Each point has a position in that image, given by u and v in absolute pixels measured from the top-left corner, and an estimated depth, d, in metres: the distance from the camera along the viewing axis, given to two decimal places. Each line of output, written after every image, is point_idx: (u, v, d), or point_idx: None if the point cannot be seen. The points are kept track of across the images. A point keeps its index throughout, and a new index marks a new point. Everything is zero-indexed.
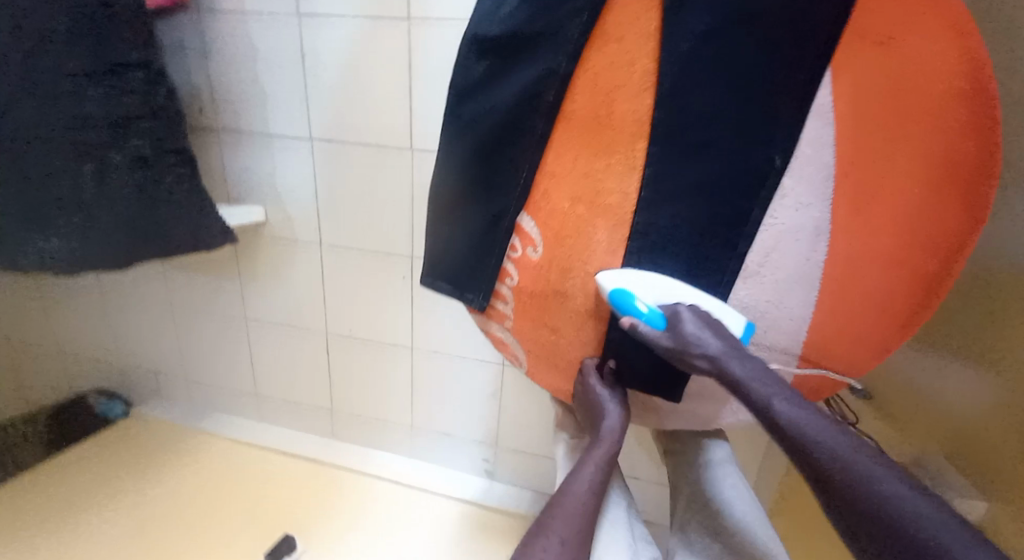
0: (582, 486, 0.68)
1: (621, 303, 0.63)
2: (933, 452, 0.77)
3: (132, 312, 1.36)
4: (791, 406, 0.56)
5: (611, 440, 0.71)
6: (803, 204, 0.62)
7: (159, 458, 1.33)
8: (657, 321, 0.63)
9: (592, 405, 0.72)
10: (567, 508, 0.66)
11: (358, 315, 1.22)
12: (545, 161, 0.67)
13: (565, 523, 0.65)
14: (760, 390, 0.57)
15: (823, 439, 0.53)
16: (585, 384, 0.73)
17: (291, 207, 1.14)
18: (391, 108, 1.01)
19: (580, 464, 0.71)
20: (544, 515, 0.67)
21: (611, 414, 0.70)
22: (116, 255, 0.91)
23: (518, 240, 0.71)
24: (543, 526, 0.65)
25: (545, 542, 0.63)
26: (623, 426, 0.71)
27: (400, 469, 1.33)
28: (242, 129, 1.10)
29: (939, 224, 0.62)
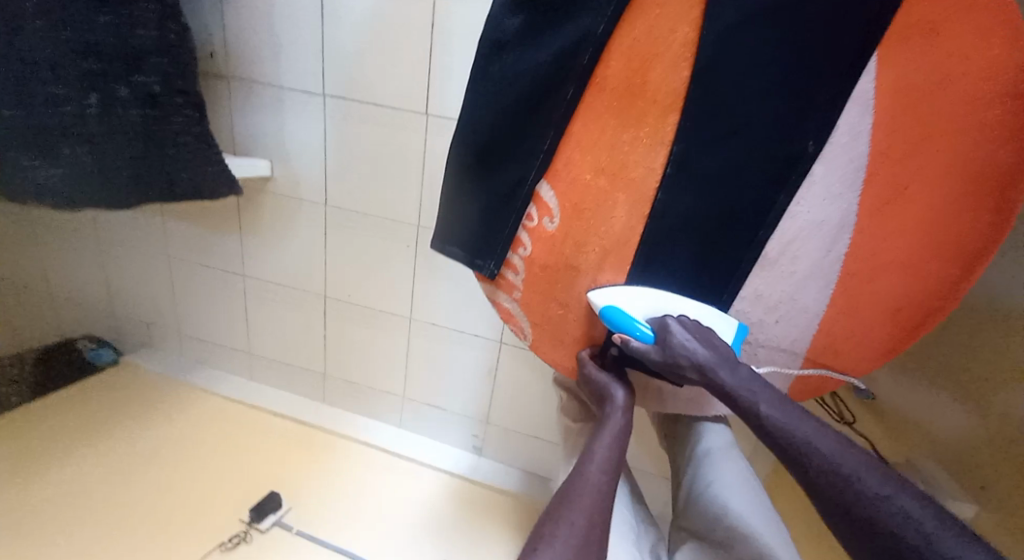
0: (596, 467, 0.64)
1: (609, 318, 0.66)
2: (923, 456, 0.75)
3: (127, 260, 1.33)
4: (782, 411, 0.55)
5: (622, 416, 0.68)
6: (831, 194, 0.61)
7: (148, 409, 1.31)
8: (645, 336, 0.65)
9: (598, 386, 0.70)
10: (582, 493, 0.62)
11: (359, 280, 1.20)
12: (570, 129, 0.64)
13: (580, 508, 0.61)
14: (749, 395, 0.57)
15: (814, 441, 0.52)
16: (586, 371, 0.72)
17: (298, 164, 1.12)
18: (410, 69, 0.98)
19: (590, 445, 0.67)
20: (557, 502, 0.63)
21: (615, 391, 0.69)
22: (117, 193, 0.89)
23: (534, 209, 0.68)
24: (556, 513, 0.61)
25: (559, 531, 0.59)
26: (629, 403, 0.69)
27: (388, 438, 1.32)
28: (253, 78, 1.06)
29: (965, 229, 0.59)
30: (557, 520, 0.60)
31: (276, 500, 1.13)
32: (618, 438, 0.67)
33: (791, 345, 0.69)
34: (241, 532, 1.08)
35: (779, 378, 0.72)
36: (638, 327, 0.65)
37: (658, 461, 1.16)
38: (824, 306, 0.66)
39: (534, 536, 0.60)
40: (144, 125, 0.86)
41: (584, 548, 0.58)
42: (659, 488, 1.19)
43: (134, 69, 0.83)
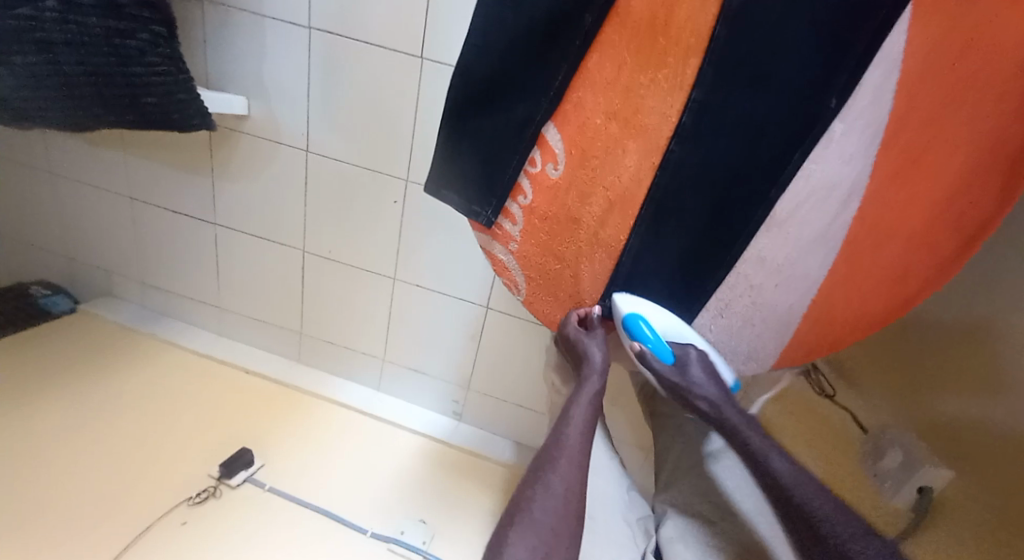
0: (576, 428, 0.61)
1: (630, 328, 0.67)
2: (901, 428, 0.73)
3: (88, 200, 1.24)
4: (788, 464, 0.53)
5: (599, 379, 0.65)
6: (848, 155, 0.57)
7: (106, 359, 1.24)
8: (666, 356, 0.66)
9: (580, 349, 0.68)
10: (560, 459, 0.57)
11: (339, 235, 1.14)
12: (584, 66, 0.60)
13: (559, 469, 0.56)
14: (756, 443, 0.56)
15: (814, 506, 0.49)
16: (568, 333, 0.70)
17: (278, 105, 1.05)
18: (405, 7, 0.92)
19: (567, 409, 0.63)
20: (535, 468, 0.58)
21: (593, 354, 0.67)
22: (80, 113, 0.82)
23: (538, 154, 0.65)
24: (535, 479, 0.56)
25: (539, 498, 0.54)
26: (607, 368, 0.67)
27: (365, 398, 1.28)
28: (231, 5, 0.98)
29: (969, 210, 0.58)
30: (534, 486, 0.55)
31: (247, 457, 1.08)
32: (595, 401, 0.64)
33: (787, 313, 0.67)
34: (210, 487, 1.04)
35: (768, 346, 0.70)
36: (659, 344, 0.66)
37: (636, 431, 1.16)
38: (827, 270, 0.63)
39: (513, 504, 0.54)
40: (107, 37, 0.79)
41: (567, 511, 0.53)
42: (635, 459, 1.19)
43: None
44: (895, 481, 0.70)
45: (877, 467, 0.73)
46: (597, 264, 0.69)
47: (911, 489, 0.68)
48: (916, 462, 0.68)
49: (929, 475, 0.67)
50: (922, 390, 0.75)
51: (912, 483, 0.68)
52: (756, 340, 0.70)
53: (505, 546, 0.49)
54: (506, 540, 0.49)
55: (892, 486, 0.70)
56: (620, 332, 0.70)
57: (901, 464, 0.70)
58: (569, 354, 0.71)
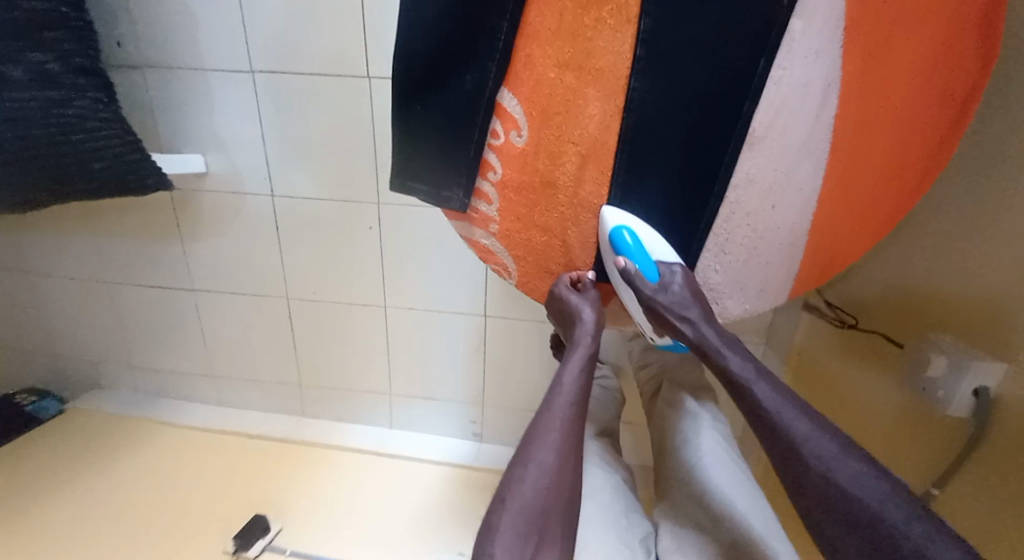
0: (565, 400, 0.60)
1: (615, 239, 0.65)
2: (935, 329, 0.66)
3: (61, 292, 1.21)
4: (771, 389, 0.53)
5: (590, 341, 0.65)
6: (813, 50, 0.55)
7: (101, 452, 1.18)
8: (651, 275, 0.64)
9: (569, 312, 0.67)
10: (551, 432, 0.57)
11: (321, 274, 1.11)
12: (524, 20, 0.58)
13: (550, 443, 0.56)
14: (769, 403, 0.52)
15: (833, 470, 0.47)
16: (558, 294, 0.69)
17: (235, 155, 1.03)
18: (343, 27, 0.91)
19: (557, 379, 0.62)
20: (526, 440, 0.58)
21: (585, 311, 0.66)
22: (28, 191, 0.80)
23: (499, 124, 0.62)
24: (527, 451, 0.56)
25: (529, 475, 0.54)
26: (598, 330, 0.66)
27: (380, 440, 1.22)
28: (173, 66, 0.98)
29: (950, 91, 0.55)
30: (524, 463, 0.55)
31: (263, 522, 1.02)
32: (586, 365, 0.63)
33: (789, 232, 0.64)
34: None
35: (776, 271, 0.67)
36: (646, 262, 0.64)
37: None
38: (819, 178, 0.60)
39: (504, 483, 0.55)
40: (46, 108, 0.78)
41: (556, 489, 0.55)
42: None
43: (26, 43, 0.76)
44: (948, 388, 0.62)
45: (927, 379, 0.65)
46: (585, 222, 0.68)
47: (965, 394, 0.59)
48: (961, 365, 0.60)
49: (980, 374, 0.58)
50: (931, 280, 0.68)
51: (964, 388, 0.60)
52: (762, 269, 0.66)
53: (493, 533, 0.51)
54: (495, 526, 0.51)
55: (946, 395, 0.62)
56: (603, 247, 0.67)
57: (948, 369, 0.62)
58: (559, 317, 0.70)
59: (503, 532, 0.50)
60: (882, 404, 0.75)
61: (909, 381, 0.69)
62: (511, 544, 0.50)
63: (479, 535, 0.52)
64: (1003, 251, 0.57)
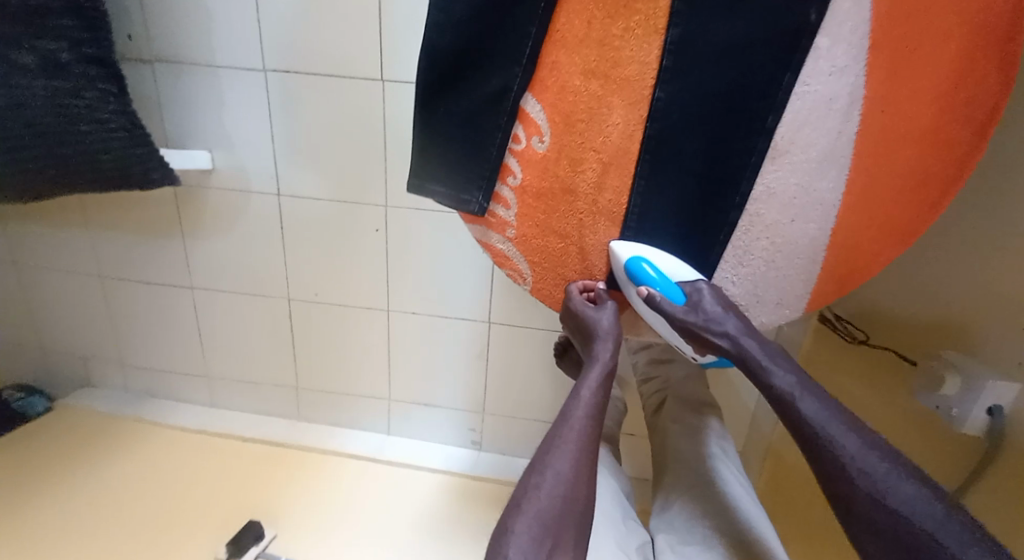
0: (582, 411, 0.59)
1: (635, 272, 0.64)
2: (949, 347, 0.67)
3: (55, 286, 1.18)
4: (818, 404, 0.53)
5: (609, 357, 0.64)
6: (838, 67, 0.56)
7: (88, 451, 1.14)
8: (677, 296, 0.64)
9: (588, 324, 0.66)
10: (567, 442, 0.57)
11: (324, 276, 1.10)
12: (552, 28, 0.58)
13: (566, 453, 0.56)
14: (817, 418, 0.52)
15: (885, 491, 0.47)
16: (574, 307, 0.68)
17: (243, 152, 1.02)
18: (360, 30, 0.91)
19: (576, 391, 0.61)
20: (542, 449, 0.57)
21: (604, 321, 0.66)
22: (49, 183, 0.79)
23: (521, 129, 0.63)
24: (544, 459, 0.56)
25: (545, 483, 0.53)
26: (618, 344, 0.65)
27: (377, 446, 1.20)
28: (183, 62, 0.97)
29: (975, 101, 0.55)
30: (540, 470, 0.55)
31: (256, 529, 0.98)
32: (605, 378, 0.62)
33: (807, 246, 0.64)
34: None
35: (793, 284, 0.66)
36: (668, 288, 0.64)
37: None
38: (840, 193, 0.60)
39: (519, 490, 0.54)
40: (55, 98, 0.77)
41: (571, 497, 0.54)
42: None
43: (41, 32, 0.75)
44: (962, 408, 0.62)
45: (938, 397, 0.65)
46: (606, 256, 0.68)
47: (980, 414, 0.60)
48: (975, 384, 0.61)
49: (994, 393, 0.59)
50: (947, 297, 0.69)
51: (978, 407, 0.60)
52: (778, 282, 0.67)
53: (507, 538, 0.50)
54: (509, 531, 0.50)
55: (960, 415, 0.62)
56: (621, 278, 0.68)
57: (962, 389, 0.62)
58: (576, 330, 0.69)
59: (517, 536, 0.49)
60: (895, 422, 0.75)
61: (921, 395, 0.69)
62: (525, 548, 0.49)
63: (492, 540, 0.51)
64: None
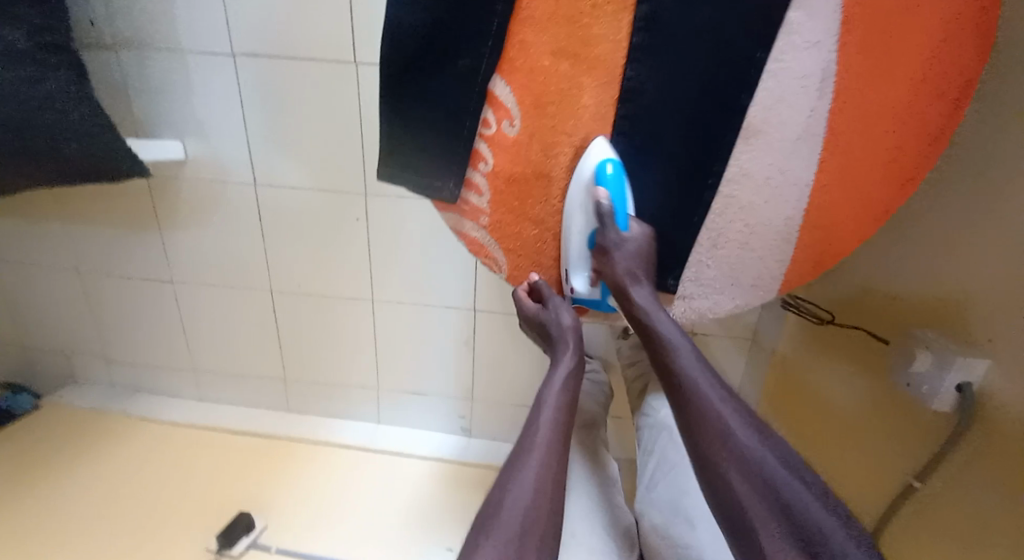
0: (550, 416, 0.58)
1: (601, 173, 0.61)
2: (916, 324, 0.67)
3: (34, 284, 1.17)
4: (716, 387, 0.54)
5: (570, 356, 0.64)
6: (811, 42, 0.54)
7: (79, 449, 1.14)
8: (622, 223, 0.63)
9: (543, 324, 0.68)
10: (534, 450, 0.56)
11: (307, 266, 1.08)
12: (519, 5, 0.55)
13: (532, 464, 0.54)
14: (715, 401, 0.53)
15: (767, 472, 0.49)
16: (527, 311, 0.71)
17: (217, 142, 0.99)
18: (330, 12, 0.88)
19: (543, 395, 0.61)
20: (510, 461, 0.56)
21: (562, 317, 0.67)
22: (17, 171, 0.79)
23: (491, 113, 0.60)
24: (510, 472, 0.55)
25: (510, 496, 0.52)
26: (578, 338, 0.66)
27: (366, 436, 1.20)
28: (151, 49, 0.94)
29: (949, 72, 0.54)
30: (507, 483, 0.54)
31: (247, 520, 0.99)
32: (570, 377, 0.62)
33: (781, 227, 0.65)
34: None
35: (767, 263, 0.68)
36: (622, 209, 0.62)
37: None
38: (814, 174, 0.61)
39: (486, 505, 0.53)
40: (19, 91, 0.74)
41: (539, 506, 0.52)
42: None
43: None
44: (932, 384, 0.63)
45: (911, 375, 0.66)
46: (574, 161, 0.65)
47: (950, 391, 0.61)
48: (951, 360, 0.60)
49: (964, 369, 0.59)
50: (921, 272, 0.68)
51: (948, 384, 0.61)
52: (752, 262, 0.68)
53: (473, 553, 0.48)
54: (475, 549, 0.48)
55: (931, 391, 0.63)
56: (579, 187, 0.65)
57: (933, 365, 0.63)
58: (539, 331, 0.70)
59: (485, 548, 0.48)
60: (874, 404, 0.74)
61: (899, 377, 0.68)
62: None
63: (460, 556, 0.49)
64: (999, 250, 0.57)
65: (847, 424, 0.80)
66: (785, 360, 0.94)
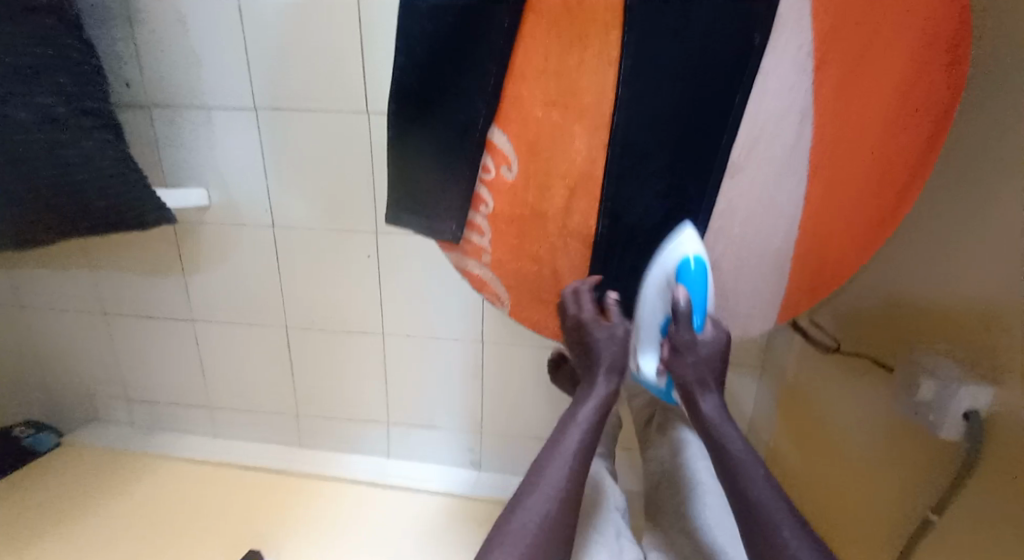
0: (579, 432, 0.60)
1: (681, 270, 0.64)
2: (917, 349, 0.68)
3: (61, 326, 1.22)
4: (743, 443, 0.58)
5: (609, 383, 0.64)
6: (786, 85, 0.58)
7: (98, 485, 1.17)
8: (696, 321, 0.65)
9: (592, 341, 0.67)
10: (557, 460, 0.57)
11: (321, 303, 1.13)
12: (513, 62, 0.61)
13: (557, 473, 0.56)
14: (740, 455, 0.57)
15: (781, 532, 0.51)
16: (579, 314, 0.67)
17: (237, 187, 1.05)
18: (343, 67, 0.95)
19: (578, 407, 0.62)
20: (535, 466, 0.58)
21: (610, 345, 0.66)
22: (61, 229, 0.84)
23: (490, 160, 0.65)
24: (531, 480, 0.57)
25: (531, 501, 0.55)
26: (619, 366, 0.65)
27: (377, 470, 1.21)
28: (178, 105, 1.01)
29: (932, 102, 0.57)
30: (530, 488, 0.56)
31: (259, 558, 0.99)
32: (606, 400, 0.63)
33: (773, 258, 0.67)
34: None
35: (763, 292, 0.70)
36: (697, 307, 0.65)
37: None
38: (800, 205, 0.64)
39: (509, 506, 0.56)
40: (54, 150, 0.80)
41: (558, 519, 0.54)
42: None
43: (35, 88, 0.78)
44: (940, 412, 0.63)
45: (915, 401, 0.67)
46: (654, 247, 0.67)
47: (958, 417, 0.60)
48: (956, 387, 0.61)
49: (970, 397, 0.59)
50: (916, 299, 0.71)
51: (955, 410, 0.60)
52: (750, 291, 0.70)
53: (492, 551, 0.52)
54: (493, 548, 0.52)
55: (937, 418, 0.63)
56: (662, 279, 0.67)
57: (938, 390, 0.63)
58: (579, 344, 0.69)
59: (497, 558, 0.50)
60: (883, 432, 0.75)
61: (904, 403, 0.69)
62: None
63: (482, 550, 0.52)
64: (989, 276, 0.59)
65: (861, 450, 0.81)
66: (795, 383, 1.00)
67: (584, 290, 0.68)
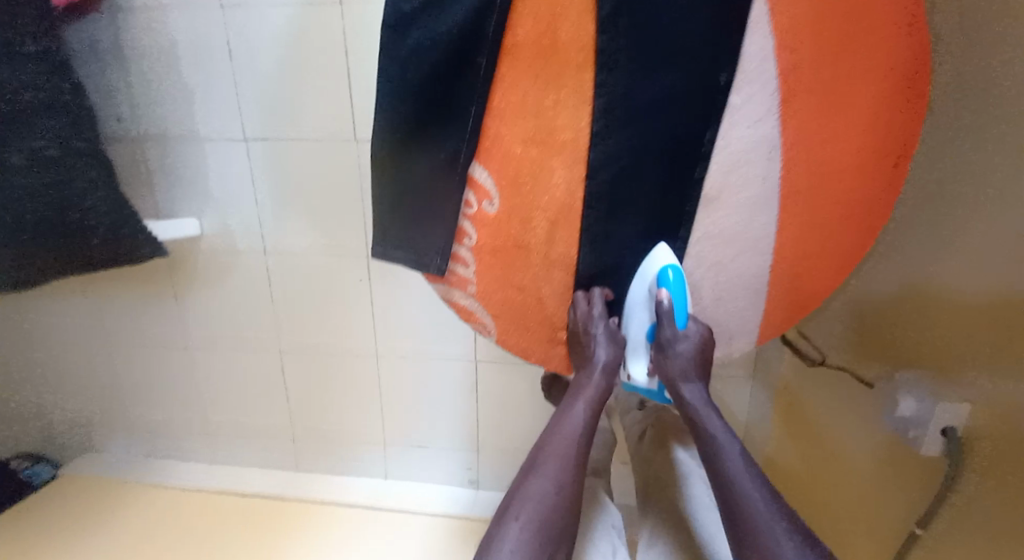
0: (569, 430, 0.68)
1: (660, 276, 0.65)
2: (901, 367, 0.72)
3: (58, 356, 1.23)
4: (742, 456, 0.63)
5: (600, 381, 0.70)
6: (755, 120, 0.60)
7: (96, 518, 1.18)
8: (680, 320, 0.66)
9: (585, 345, 0.70)
10: (551, 456, 0.66)
11: (315, 328, 1.14)
12: (492, 103, 0.64)
13: (550, 469, 0.65)
14: (733, 469, 0.62)
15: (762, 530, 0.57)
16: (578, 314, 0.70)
17: (230, 216, 1.07)
18: (332, 98, 0.97)
19: (569, 402, 0.70)
20: (532, 461, 0.67)
21: (600, 349, 0.70)
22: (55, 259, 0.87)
23: (472, 195, 0.68)
24: (529, 475, 0.66)
25: (533, 489, 0.64)
26: (609, 365, 0.70)
27: (376, 491, 1.22)
28: (170, 136, 1.03)
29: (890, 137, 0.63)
30: (528, 482, 0.65)
31: None
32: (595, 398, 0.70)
33: (751, 283, 0.68)
34: None
35: (747, 318, 0.71)
36: (680, 308, 0.66)
37: None
38: (775, 235, 0.65)
39: (511, 496, 0.65)
40: (44, 191, 0.82)
41: (552, 507, 0.63)
42: None
43: (25, 131, 0.80)
44: (922, 430, 0.67)
45: (899, 419, 0.71)
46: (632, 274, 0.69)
47: (939, 432, 0.64)
48: (940, 404, 0.64)
49: (952, 414, 0.63)
50: (897, 318, 0.74)
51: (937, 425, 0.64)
52: (731, 318, 0.71)
53: (496, 541, 0.61)
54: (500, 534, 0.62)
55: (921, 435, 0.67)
56: (645, 283, 0.68)
57: (921, 407, 0.67)
58: (573, 345, 0.73)
59: (502, 544, 0.61)
60: (871, 444, 0.78)
61: (889, 420, 0.73)
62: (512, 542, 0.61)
63: (487, 538, 0.63)
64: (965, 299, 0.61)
65: (851, 461, 0.82)
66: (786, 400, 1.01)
67: (599, 293, 0.69)
